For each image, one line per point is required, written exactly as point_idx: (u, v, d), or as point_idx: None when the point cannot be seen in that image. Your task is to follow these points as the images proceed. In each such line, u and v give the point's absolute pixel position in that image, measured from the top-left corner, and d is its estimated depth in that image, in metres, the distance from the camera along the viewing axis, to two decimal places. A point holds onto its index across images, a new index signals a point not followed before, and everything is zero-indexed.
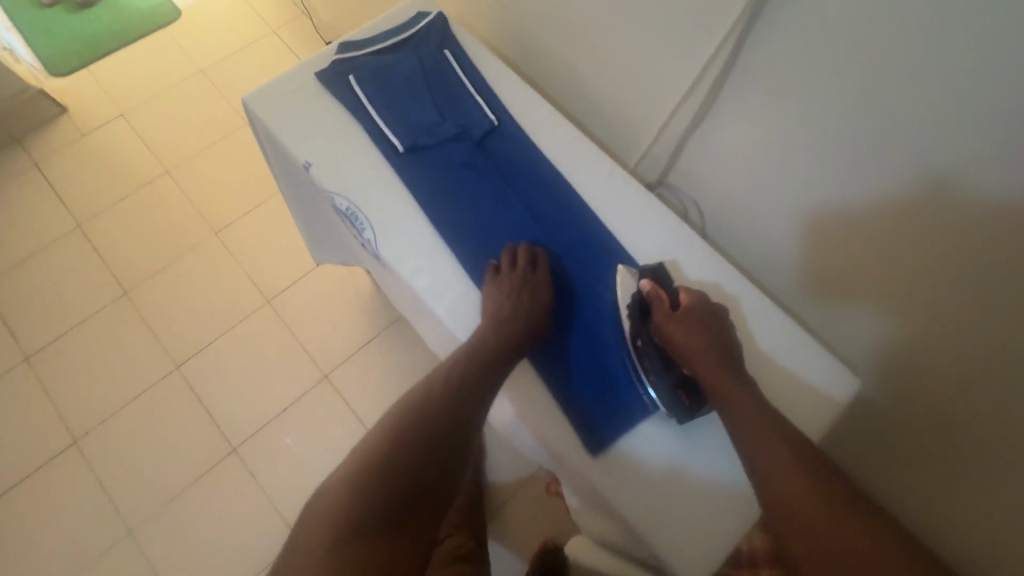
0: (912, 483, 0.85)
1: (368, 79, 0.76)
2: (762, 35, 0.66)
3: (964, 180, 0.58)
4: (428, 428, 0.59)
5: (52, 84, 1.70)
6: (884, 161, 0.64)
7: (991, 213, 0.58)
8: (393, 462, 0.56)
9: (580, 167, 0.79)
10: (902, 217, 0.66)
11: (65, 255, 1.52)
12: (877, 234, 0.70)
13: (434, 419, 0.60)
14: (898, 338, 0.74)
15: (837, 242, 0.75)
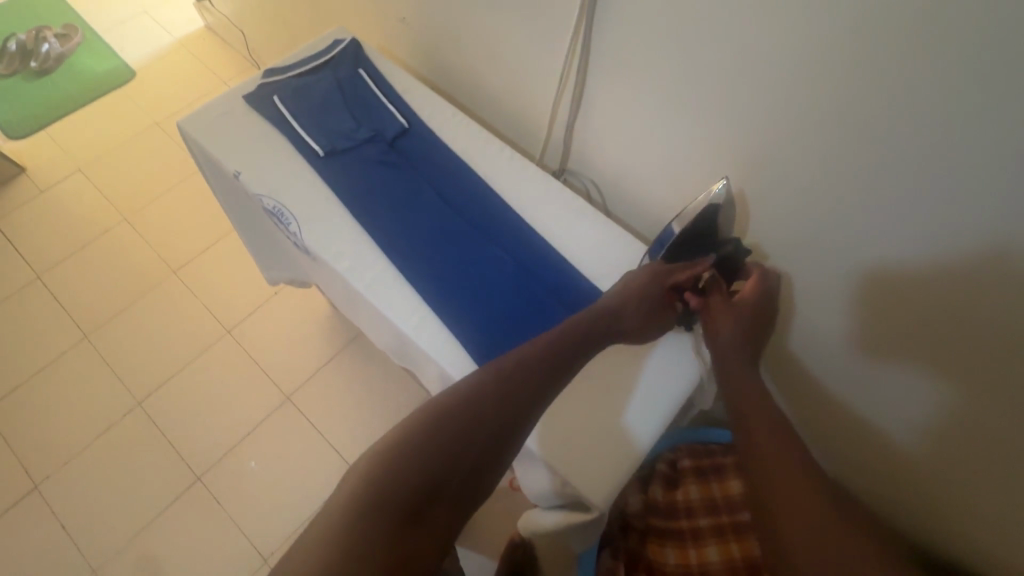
0: (884, 438, 0.88)
1: (291, 98, 0.86)
2: (603, 21, 0.78)
3: (860, 140, 0.64)
4: (498, 410, 0.59)
5: (10, 147, 1.77)
6: (719, 112, 0.75)
7: (846, 159, 0.67)
8: (465, 426, 0.56)
9: (492, 162, 0.89)
10: (745, 158, 0.77)
11: (24, 307, 1.54)
12: (733, 178, 0.80)
13: (509, 399, 0.60)
14: (834, 292, 0.79)
15: (759, 212, 0.81)
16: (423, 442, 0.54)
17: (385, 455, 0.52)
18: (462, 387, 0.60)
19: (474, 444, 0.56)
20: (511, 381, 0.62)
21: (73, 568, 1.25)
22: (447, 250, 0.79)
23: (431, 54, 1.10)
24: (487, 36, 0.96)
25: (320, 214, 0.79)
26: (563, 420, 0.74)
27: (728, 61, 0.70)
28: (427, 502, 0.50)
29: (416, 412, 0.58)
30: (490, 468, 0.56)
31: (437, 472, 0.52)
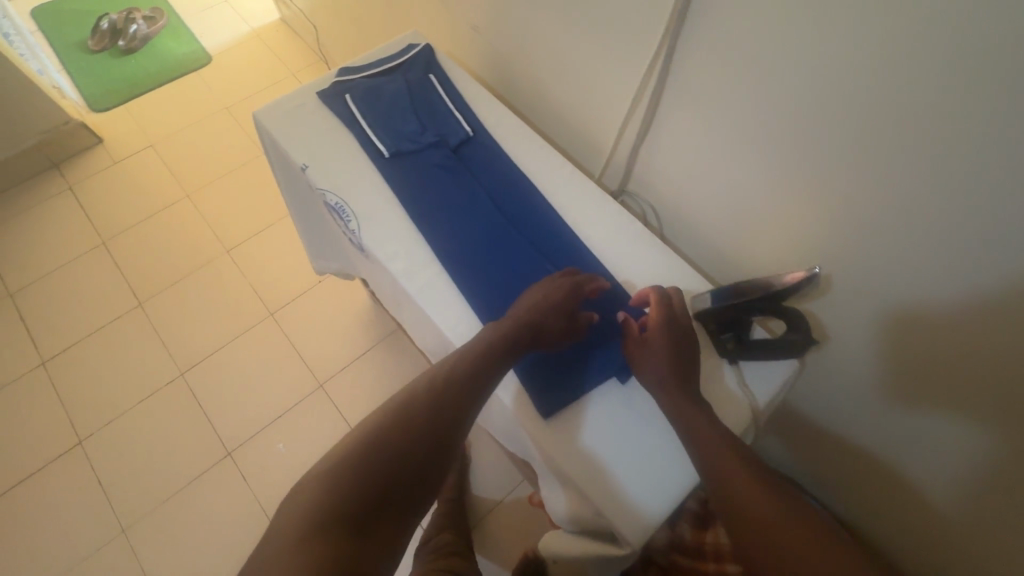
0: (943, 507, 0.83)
1: (363, 98, 0.88)
2: (682, 47, 0.76)
3: (952, 202, 0.60)
4: (428, 419, 0.63)
5: (91, 119, 1.88)
6: (798, 151, 0.72)
7: (932, 220, 0.62)
8: (398, 436, 0.60)
9: (555, 179, 0.88)
10: (821, 199, 0.73)
11: (88, 269, 1.63)
12: (803, 218, 0.77)
13: (439, 406, 0.64)
14: (907, 350, 0.75)
15: (827, 258, 0.77)
16: (364, 458, 0.58)
17: (329, 473, 0.56)
18: (395, 403, 0.65)
19: (410, 449, 0.60)
20: (439, 391, 0.66)
21: (106, 526, 1.31)
22: (502, 259, 0.79)
23: (499, 64, 1.11)
24: (558, 51, 0.96)
25: (379, 213, 0.80)
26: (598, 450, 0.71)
27: (814, 98, 0.66)
28: (372, 508, 0.55)
29: (355, 429, 0.63)
30: (429, 469, 0.61)
31: (378, 478, 0.57)
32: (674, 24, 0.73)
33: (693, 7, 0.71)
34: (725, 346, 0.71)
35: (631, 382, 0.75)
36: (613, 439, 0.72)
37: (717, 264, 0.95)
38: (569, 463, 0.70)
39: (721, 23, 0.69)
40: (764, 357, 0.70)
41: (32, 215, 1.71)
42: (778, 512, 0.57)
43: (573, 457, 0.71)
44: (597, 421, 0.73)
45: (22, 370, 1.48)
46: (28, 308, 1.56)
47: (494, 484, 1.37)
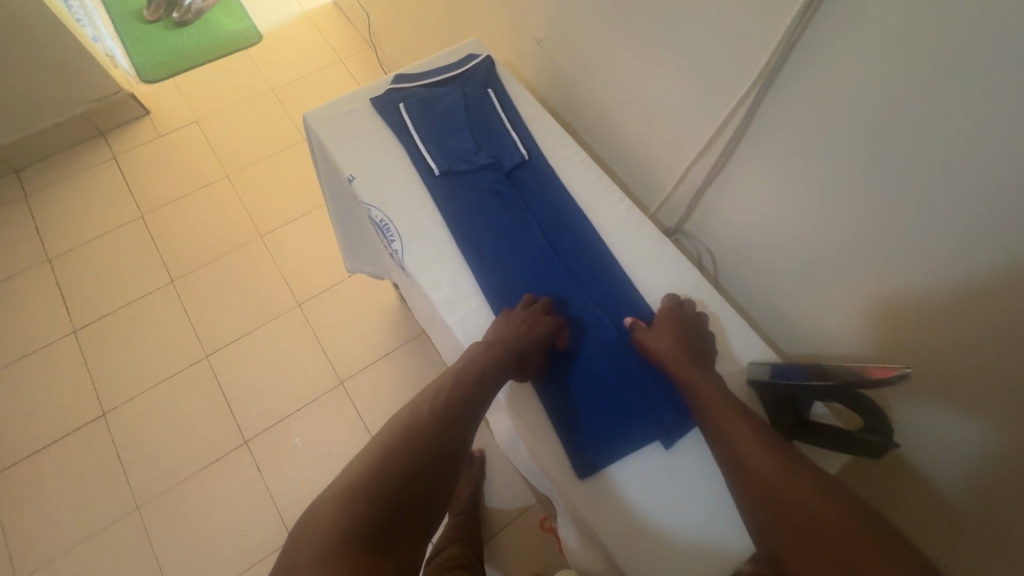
0: None
1: (419, 109, 0.84)
2: (773, 93, 0.72)
3: None
4: (434, 434, 0.61)
5: (140, 89, 1.89)
6: (884, 220, 0.67)
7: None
8: (406, 454, 0.59)
9: (609, 215, 0.83)
10: (901, 275, 0.68)
11: (125, 240, 1.65)
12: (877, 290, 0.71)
13: (445, 418, 0.63)
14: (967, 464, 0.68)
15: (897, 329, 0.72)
16: (378, 477, 0.56)
17: (344, 493, 0.55)
18: (399, 422, 0.63)
19: (420, 462, 0.59)
20: (445, 407, 0.65)
21: (120, 501, 1.32)
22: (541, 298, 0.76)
23: (559, 79, 1.06)
24: (626, 74, 0.91)
25: (424, 235, 0.78)
26: (630, 509, 0.67)
27: (914, 168, 0.61)
28: (390, 523, 0.53)
29: (362, 452, 0.61)
30: (440, 479, 0.59)
31: (388, 495, 0.55)
32: (769, 68, 0.69)
33: (792, 54, 0.67)
34: (783, 422, 0.67)
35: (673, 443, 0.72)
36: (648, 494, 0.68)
37: (772, 318, 0.90)
38: (600, 518, 0.67)
39: (824, 73, 0.65)
40: (819, 445, 0.65)
41: (77, 181, 1.73)
42: (821, 505, 0.54)
43: (604, 513, 0.67)
44: (635, 475, 0.69)
45: (53, 335, 1.50)
46: (64, 274, 1.59)
47: (505, 506, 1.34)
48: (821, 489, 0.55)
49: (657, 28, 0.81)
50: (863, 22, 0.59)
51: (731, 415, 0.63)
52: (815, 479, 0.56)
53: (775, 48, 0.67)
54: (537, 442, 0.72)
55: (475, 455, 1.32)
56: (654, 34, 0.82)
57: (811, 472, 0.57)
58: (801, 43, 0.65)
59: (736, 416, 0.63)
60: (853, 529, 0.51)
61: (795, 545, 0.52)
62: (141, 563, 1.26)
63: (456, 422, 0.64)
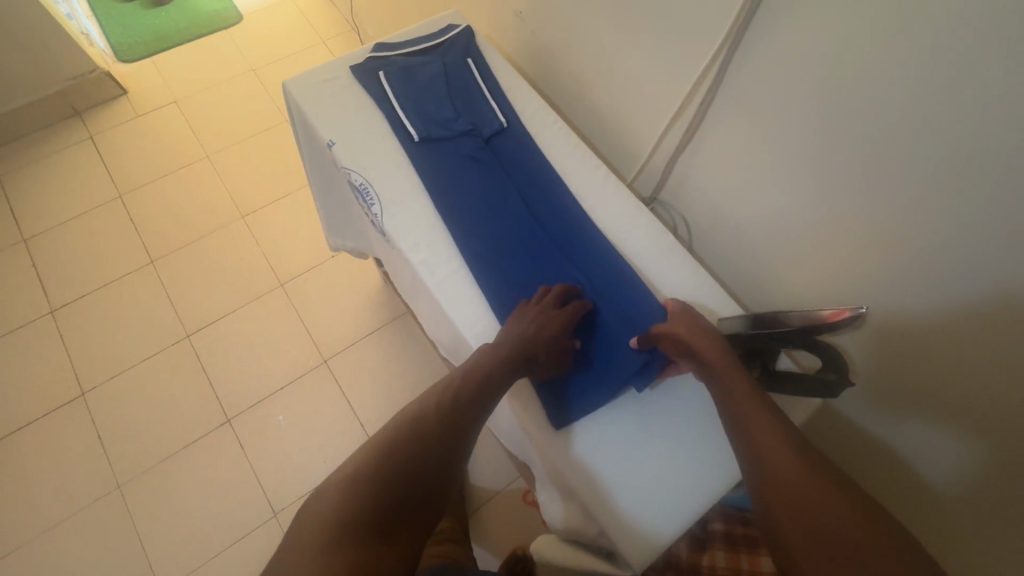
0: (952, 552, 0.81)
1: (399, 78, 0.85)
2: (742, 57, 0.74)
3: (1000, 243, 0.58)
4: (439, 428, 0.63)
5: (117, 68, 1.86)
6: (848, 179, 0.70)
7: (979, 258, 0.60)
8: (413, 446, 0.61)
9: (588, 183, 0.85)
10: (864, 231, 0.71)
11: (103, 221, 1.62)
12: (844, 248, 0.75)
13: (445, 419, 0.64)
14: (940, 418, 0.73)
15: (860, 287, 0.75)
16: (378, 477, 0.57)
17: (344, 490, 0.56)
18: (400, 421, 0.64)
19: (418, 464, 0.60)
20: (446, 408, 0.65)
21: (101, 480, 1.31)
22: (520, 260, 0.77)
23: (539, 53, 1.08)
24: (604, 47, 0.93)
25: (404, 200, 0.79)
26: (618, 474, 0.70)
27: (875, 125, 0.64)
28: (387, 522, 0.55)
29: (362, 446, 0.62)
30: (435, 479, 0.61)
31: (394, 483, 0.57)
32: (737, 32, 0.72)
33: (758, 17, 0.69)
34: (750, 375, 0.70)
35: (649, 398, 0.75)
36: (640, 466, 0.70)
37: (746, 283, 0.93)
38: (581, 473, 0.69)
39: (789, 36, 0.67)
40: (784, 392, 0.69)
41: (52, 161, 1.70)
42: (805, 472, 0.55)
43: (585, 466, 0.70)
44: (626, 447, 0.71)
45: (30, 317, 1.48)
46: (40, 255, 1.56)
47: (490, 481, 1.35)
48: (808, 461, 0.56)
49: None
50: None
51: (751, 402, 0.62)
52: (802, 451, 0.57)
53: (741, 11, 0.69)
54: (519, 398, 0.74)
55: None
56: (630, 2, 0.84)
57: (800, 444, 0.58)
58: (767, 6, 0.68)
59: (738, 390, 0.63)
60: (832, 498, 0.53)
61: (774, 505, 0.54)
62: (123, 540, 1.26)
63: (464, 417, 0.66)
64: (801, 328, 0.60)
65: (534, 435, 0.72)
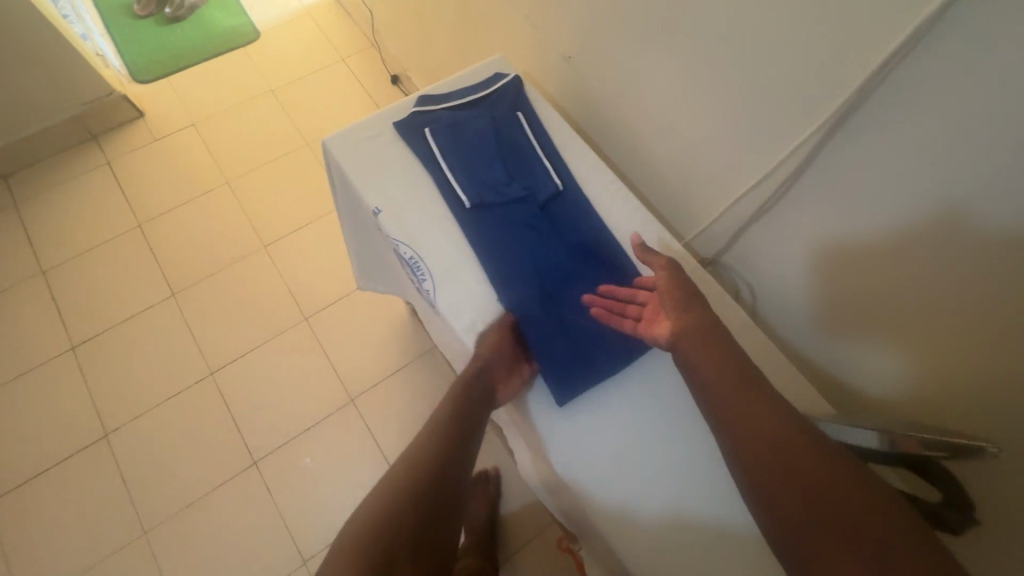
0: None
1: (448, 136, 0.81)
2: (841, 137, 0.70)
3: None
4: (439, 440, 0.67)
5: (133, 90, 1.81)
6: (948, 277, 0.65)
7: None
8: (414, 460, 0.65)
9: (649, 251, 0.81)
10: (958, 336, 0.66)
11: (122, 251, 1.58)
12: (929, 345, 0.70)
13: (445, 461, 0.65)
14: None
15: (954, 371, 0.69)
16: (383, 536, 0.56)
17: (351, 554, 0.54)
18: (397, 470, 0.63)
19: (422, 515, 0.60)
20: (445, 450, 0.66)
21: (126, 526, 1.28)
22: (572, 338, 0.75)
23: (588, 97, 1.03)
24: (667, 100, 0.88)
25: (456, 272, 0.75)
26: (639, 495, 0.70)
27: (990, 231, 0.59)
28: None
29: (362, 506, 0.60)
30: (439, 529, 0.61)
31: (399, 490, 0.61)
32: (842, 111, 0.67)
33: (869, 100, 0.65)
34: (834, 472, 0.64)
35: (698, 472, 0.71)
36: (663, 486, 0.70)
37: (808, 350, 0.89)
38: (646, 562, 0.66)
39: (901, 121, 0.63)
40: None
41: (68, 188, 1.65)
42: (818, 460, 0.54)
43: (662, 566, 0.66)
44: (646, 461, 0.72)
45: (51, 352, 1.45)
46: (60, 287, 1.52)
47: (523, 522, 1.28)
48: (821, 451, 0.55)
49: (711, 56, 0.79)
50: (951, 74, 0.57)
51: (742, 387, 0.62)
52: (820, 443, 0.57)
53: (851, 93, 0.65)
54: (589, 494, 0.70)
55: (492, 473, 1.30)
56: (705, 62, 0.80)
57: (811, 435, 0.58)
58: (879, 91, 0.64)
59: (715, 359, 0.64)
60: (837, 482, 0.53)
61: (782, 483, 0.54)
62: None
63: (458, 425, 0.69)
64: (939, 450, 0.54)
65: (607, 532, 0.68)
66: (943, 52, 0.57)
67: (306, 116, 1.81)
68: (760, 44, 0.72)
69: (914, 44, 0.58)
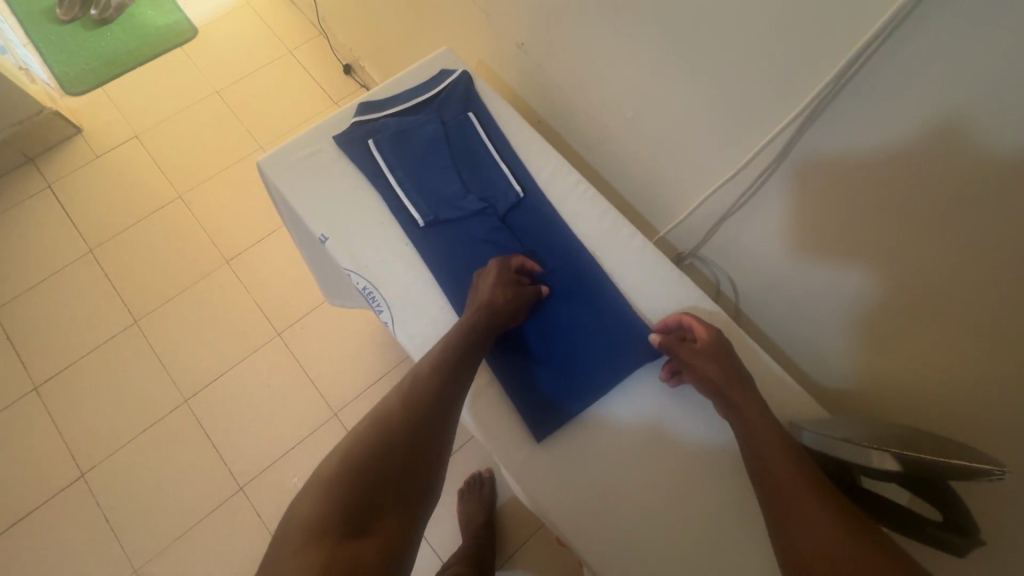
0: None
1: (395, 147, 0.78)
2: (821, 124, 0.64)
3: None
4: (418, 412, 0.61)
5: (67, 104, 1.68)
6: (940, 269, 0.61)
7: None
8: (395, 428, 0.59)
9: (615, 252, 0.80)
10: (950, 322, 0.63)
11: (76, 281, 1.50)
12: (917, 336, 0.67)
13: (428, 406, 0.62)
14: None
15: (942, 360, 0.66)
16: (359, 473, 0.55)
17: (326, 489, 0.53)
18: (380, 411, 0.62)
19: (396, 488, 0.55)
20: (425, 393, 0.63)
21: (114, 567, 1.24)
22: (539, 357, 0.74)
23: (549, 83, 0.96)
24: (630, 82, 0.82)
25: (414, 295, 0.74)
26: (631, 525, 0.67)
27: (979, 220, 0.55)
28: (369, 520, 0.51)
29: (343, 443, 0.59)
30: (418, 472, 0.58)
31: (373, 462, 0.56)
32: (821, 98, 0.62)
33: (846, 88, 0.60)
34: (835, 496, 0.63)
35: (683, 489, 0.69)
36: (653, 515, 0.67)
37: (796, 340, 0.85)
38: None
39: (886, 107, 0.58)
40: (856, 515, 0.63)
41: (10, 218, 1.55)
42: (813, 486, 0.56)
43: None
44: (632, 483, 0.69)
45: (13, 395, 1.37)
46: (14, 325, 1.44)
47: (521, 522, 1.27)
48: (819, 480, 0.56)
49: (676, 39, 0.72)
50: (931, 44, 0.51)
51: (770, 433, 0.61)
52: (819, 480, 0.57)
53: (830, 80, 0.60)
54: (578, 522, 0.67)
55: (486, 476, 1.27)
56: (671, 45, 0.73)
57: (815, 468, 0.58)
58: (860, 75, 0.58)
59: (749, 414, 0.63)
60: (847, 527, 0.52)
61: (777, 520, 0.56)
62: None
63: (438, 397, 0.63)
64: (937, 472, 0.50)
65: (600, 559, 0.65)
66: (929, 31, 0.51)
67: (257, 116, 1.70)
68: (727, 24, 0.66)
69: (897, 25, 0.52)
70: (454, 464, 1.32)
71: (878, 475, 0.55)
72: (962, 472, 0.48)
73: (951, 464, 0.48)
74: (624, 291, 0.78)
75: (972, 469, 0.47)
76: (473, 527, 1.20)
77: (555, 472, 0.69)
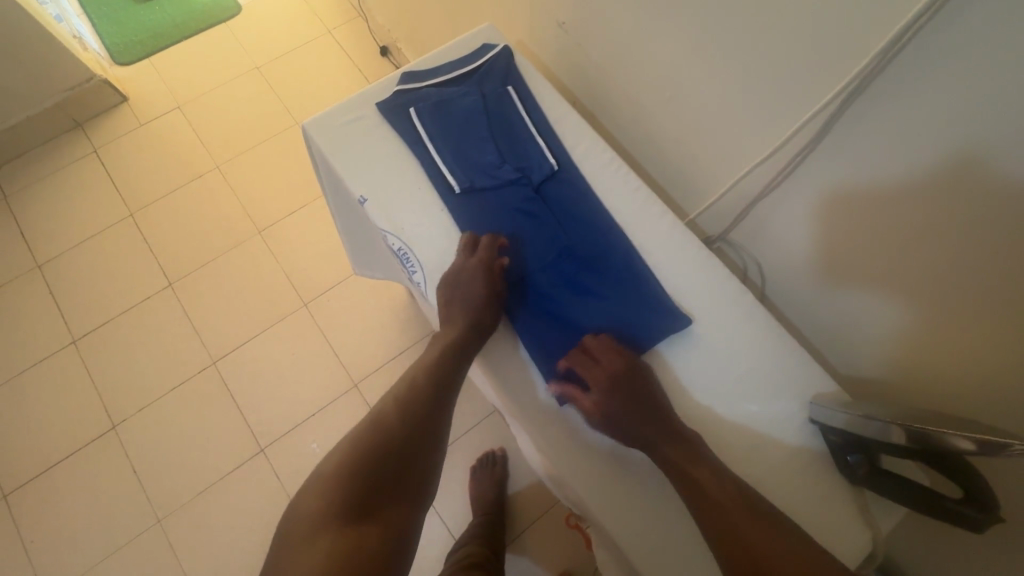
0: None
1: (436, 115, 0.81)
2: (858, 109, 0.64)
3: None
4: (422, 403, 0.66)
5: (115, 73, 1.75)
6: (972, 258, 0.60)
7: None
8: (403, 419, 0.64)
9: (646, 228, 0.82)
10: (977, 311, 0.62)
11: (116, 243, 1.56)
12: (945, 326, 0.66)
13: (430, 403, 0.67)
14: None
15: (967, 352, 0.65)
16: (367, 461, 0.59)
17: (330, 477, 0.57)
18: (382, 408, 0.65)
19: (396, 474, 0.59)
20: (430, 385, 0.68)
21: (139, 516, 1.29)
22: (565, 327, 0.75)
23: (587, 63, 0.96)
24: (666, 64, 0.83)
25: (446, 258, 0.77)
26: (645, 491, 0.68)
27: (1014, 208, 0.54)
28: (370, 510, 0.55)
29: (345, 441, 0.62)
30: (417, 463, 0.61)
31: (379, 450, 0.60)
32: (857, 84, 0.62)
33: (884, 72, 0.59)
34: (855, 471, 0.66)
35: None
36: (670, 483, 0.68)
37: (819, 329, 0.86)
38: (651, 549, 0.66)
39: (922, 93, 0.58)
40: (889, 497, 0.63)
41: (57, 180, 1.62)
42: (743, 510, 0.59)
43: (667, 546, 0.66)
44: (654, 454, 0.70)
45: (54, 347, 1.44)
46: (57, 281, 1.51)
47: (532, 502, 1.29)
48: (751, 506, 0.59)
49: (714, 22, 0.73)
50: (972, 28, 0.51)
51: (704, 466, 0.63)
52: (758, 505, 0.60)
53: (867, 66, 0.60)
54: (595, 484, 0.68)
55: (500, 455, 1.29)
56: (708, 28, 0.73)
57: (740, 486, 0.61)
58: (900, 59, 0.57)
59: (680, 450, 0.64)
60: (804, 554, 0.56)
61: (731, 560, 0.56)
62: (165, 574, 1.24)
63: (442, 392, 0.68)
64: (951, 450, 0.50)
65: (612, 523, 0.67)
66: (975, 13, 0.50)
67: (295, 93, 1.74)
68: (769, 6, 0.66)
69: (939, 7, 0.52)
70: (469, 440, 1.34)
71: (898, 453, 0.56)
72: (976, 446, 0.48)
73: (970, 440, 0.48)
74: (653, 266, 0.80)
75: (986, 443, 0.47)
76: (484, 504, 1.22)
77: (573, 443, 0.70)
